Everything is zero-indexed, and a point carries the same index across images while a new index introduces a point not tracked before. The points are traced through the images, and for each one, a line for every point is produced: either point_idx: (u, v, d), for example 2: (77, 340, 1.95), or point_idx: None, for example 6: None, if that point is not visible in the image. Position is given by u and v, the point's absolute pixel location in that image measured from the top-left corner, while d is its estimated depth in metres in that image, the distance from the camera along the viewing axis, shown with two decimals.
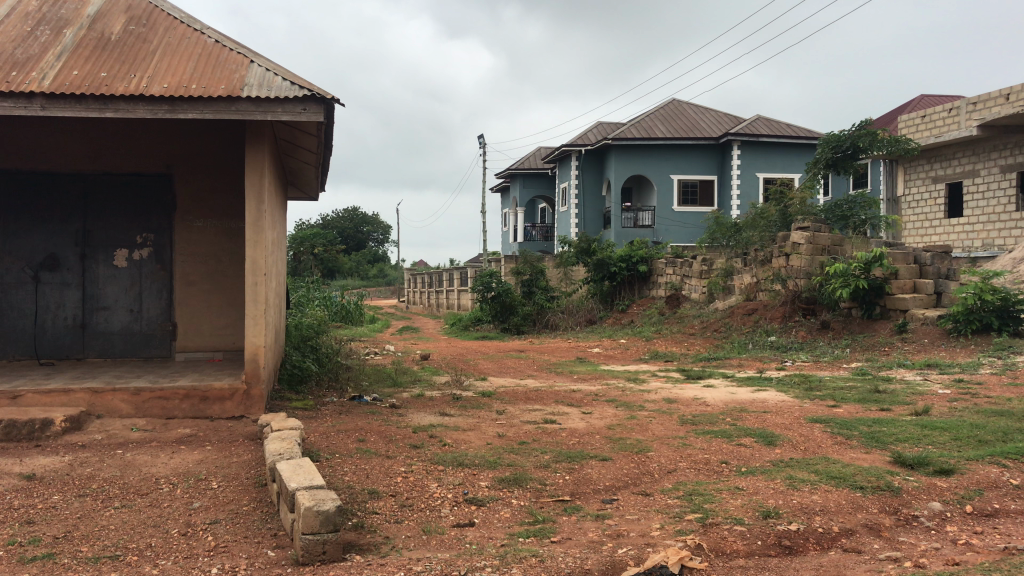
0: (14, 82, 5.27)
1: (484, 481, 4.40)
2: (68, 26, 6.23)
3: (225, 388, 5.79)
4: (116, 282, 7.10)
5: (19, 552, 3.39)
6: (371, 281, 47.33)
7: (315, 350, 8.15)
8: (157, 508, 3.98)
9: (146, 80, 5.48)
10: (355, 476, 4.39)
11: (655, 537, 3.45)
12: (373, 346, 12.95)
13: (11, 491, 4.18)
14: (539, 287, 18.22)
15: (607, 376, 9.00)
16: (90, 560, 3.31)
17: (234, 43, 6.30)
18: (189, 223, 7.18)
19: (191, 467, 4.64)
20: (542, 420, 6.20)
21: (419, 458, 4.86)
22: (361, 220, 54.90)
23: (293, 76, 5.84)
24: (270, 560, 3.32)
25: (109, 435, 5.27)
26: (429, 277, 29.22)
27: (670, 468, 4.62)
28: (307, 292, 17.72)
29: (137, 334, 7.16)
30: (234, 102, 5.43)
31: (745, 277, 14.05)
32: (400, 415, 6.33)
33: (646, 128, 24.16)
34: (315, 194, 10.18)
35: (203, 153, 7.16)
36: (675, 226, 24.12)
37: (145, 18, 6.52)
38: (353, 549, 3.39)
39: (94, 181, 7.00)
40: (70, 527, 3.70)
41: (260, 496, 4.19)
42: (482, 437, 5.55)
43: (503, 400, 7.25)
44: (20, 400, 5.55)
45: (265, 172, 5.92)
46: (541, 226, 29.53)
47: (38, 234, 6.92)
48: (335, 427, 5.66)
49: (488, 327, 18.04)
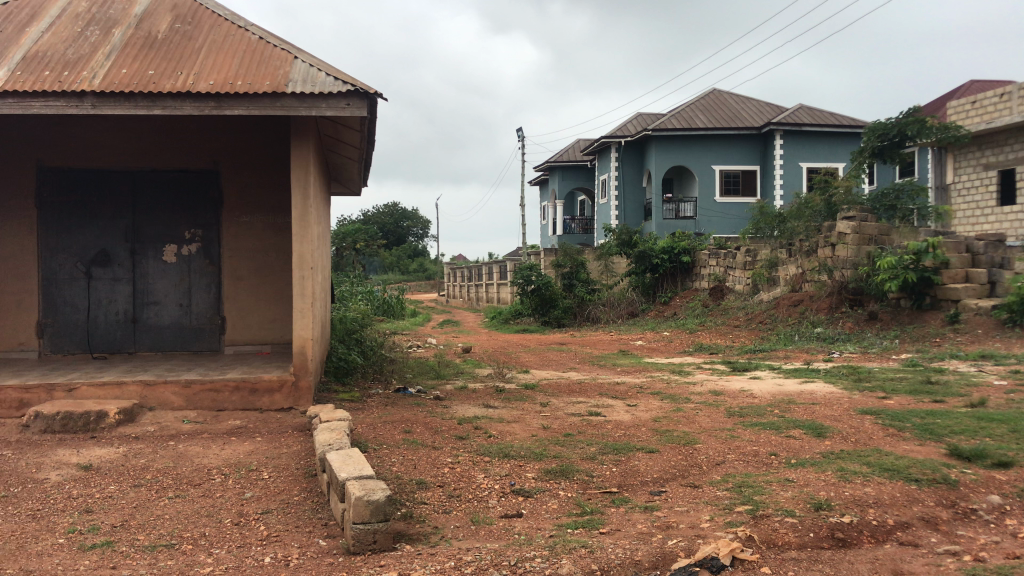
0: (66, 81, 5.40)
1: (530, 472, 4.40)
2: (116, 26, 6.36)
3: (273, 379, 5.86)
4: (166, 278, 7.21)
5: (79, 540, 3.50)
6: (410, 277, 47.90)
7: (358, 343, 8.25)
8: (210, 498, 4.06)
9: (193, 77, 5.56)
10: (403, 467, 4.43)
11: (705, 528, 3.43)
12: (416, 339, 13.06)
13: (69, 481, 4.30)
14: (580, 279, 18.17)
15: (652, 369, 8.94)
16: (147, 548, 3.39)
17: (277, 39, 6.35)
18: (236, 217, 7.27)
19: (242, 458, 4.71)
20: (587, 412, 6.20)
21: (465, 450, 4.87)
22: (400, 215, 55.00)
23: (337, 71, 5.87)
24: (321, 549, 3.37)
25: (162, 426, 5.39)
26: (469, 271, 29.17)
27: (718, 460, 4.57)
28: (350, 287, 17.85)
29: (187, 328, 7.28)
30: (280, 98, 5.49)
31: (790, 268, 13.86)
32: (444, 407, 6.37)
33: (686, 119, 23.84)
34: (357, 189, 10.25)
35: (250, 149, 7.29)
36: (716, 217, 23.90)
37: (190, 16, 6.62)
38: (403, 538, 3.44)
39: (143, 178, 7.13)
40: (127, 517, 3.79)
41: (311, 486, 4.24)
42: (527, 428, 5.55)
43: (546, 392, 7.23)
44: (75, 393, 5.69)
45: (310, 167, 5.98)
46: (580, 219, 29.68)
47: (89, 230, 7.05)
48: (381, 418, 5.70)
49: (529, 320, 18.12)
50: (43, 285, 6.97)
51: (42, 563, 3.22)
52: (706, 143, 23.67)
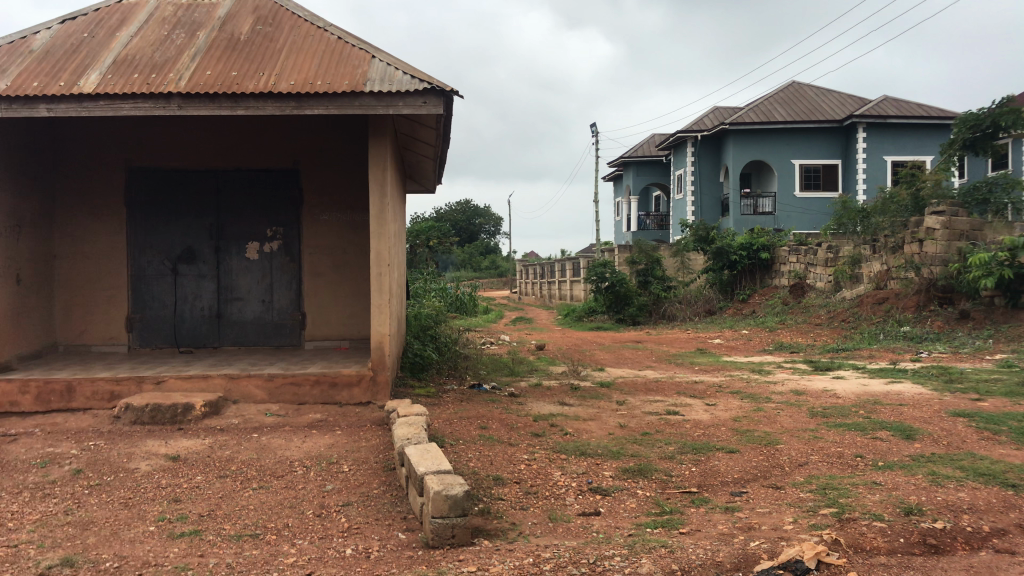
0: (154, 83, 5.58)
1: (607, 471, 4.36)
2: (201, 29, 6.54)
3: (352, 374, 5.94)
4: (248, 274, 7.40)
5: (169, 528, 3.61)
6: (483, 274, 48.13)
7: (434, 339, 8.32)
8: (293, 490, 4.14)
9: (274, 77, 5.68)
10: (480, 462, 4.45)
11: (788, 530, 3.35)
12: (490, 336, 13.11)
13: (158, 471, 4.45)
14: (655, 276, 17.94)
15: (730, 368, 8.79)
16: (233, 538, 3.48)
17: (355, 39, 6.43)
18: (316, 216, 7.40)
19: (322, 451, 4.80)
20: (664, 411, 6.12)
21: (541, 447, 4.86)
22: (472, 213, 55.36)
23: (414, 69, 5.92)
24: (401, 542, 3.41)
25: (245, 419, 5.53)
26: (542, 268, 29.19)
27: (801, 461, 4.46)
28: (424, 284, 18.03)
29: (269, 323, 7.45)
30: (358, 97, 5.56)
31: (874, 265, 13.46)
32: (519, 403, 6.38)
33: (764, 113, 23.36)
34: (432, 186, 10.34)
35: (329, 148, 7.41)
36: (796, 212, 23.40)
37: (271, 18, 6.76)
38: (480, 533, 3.45)
39: (226, 177, 7.34)
40: (213, 506, 3.90)
41: (390, 480, 4.29)
42: (604, 427, 5.51)
43: (623, 391, 7.17)
44: (163, 385, 5.88)
45: (387, 165, 6.04)
46: (655, 215, 29.44)
47: (176, 228, 7.30)
48: (457, 414, 5.73)
49: (603, 318, 18.07)
50: (132, 281, 7.26)
51: (134, 550, 3.34)
52: (785, 137, 23.16)
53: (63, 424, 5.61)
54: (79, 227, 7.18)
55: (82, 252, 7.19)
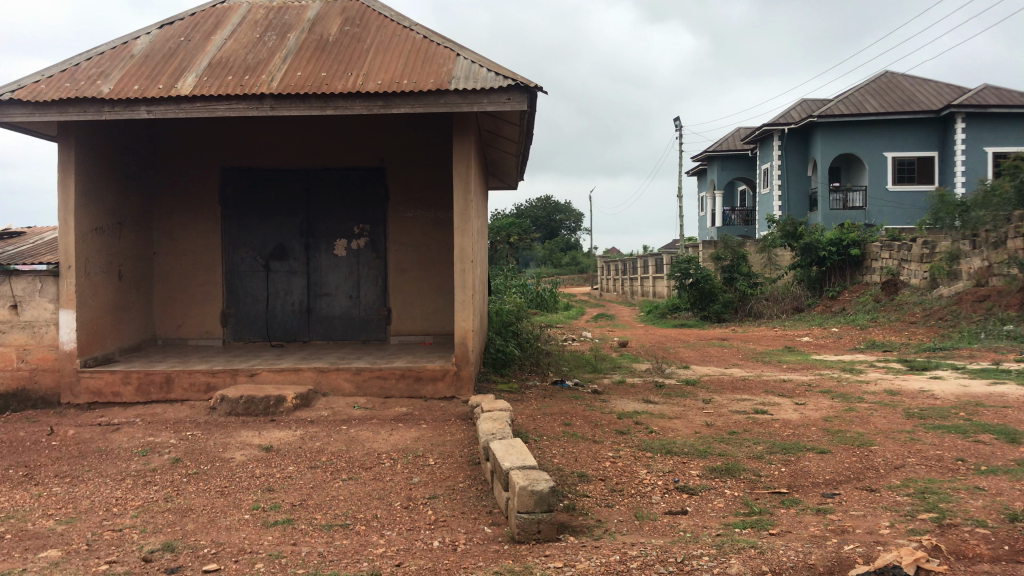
0: (247, 85, 5.76)
1: (694, 469, 4.31)
2: (291, 31, 6.71)
3: (437, 369, 6.01)
4: (337, 270, 7.56)
5: (263, 516, 3.72)
6: (564, 270, 48.05)
7: (516, 335, 8.36)
8: (381, 482, 4.22)
9: (362, 77, 5.78)
10: (565, 459, 4.45)
11: (884, 535, 3.24)
12: (572, 332, 13.10)
13: (253, 461, 4.60)
14: (741, 273, 17.64)
15: (820, 366, 8.56)
16: (324, 527, 3.57)
17: (440, 37, 6.50)
18: (401, 213, 7.50)
19: (409, 444, 4.87)
20: (751, 410, 6.01)
21: (626, 444, 4.82)
22: (553, 208, 55.29)
23: (498, 66, 5.94)
24: (487, 536, 3.44)
25: (334, 411, 5.66)
26: (624, 264, 28.98)
27: (897, 464, 4.31)
28: (506, 280, 18.12)
29: (357, 318, 7.59)
30: (443, 95, 5.62)
31: (974, 261, 12.90)
32: (603, 400, 6.35)
33: (855, 104, 22.64)
34: (514, 183, 10.38)
35: (414, 146, 7.51)
36: (889, 206, 22.70)
37: (359, 19, 6.89)
38: (566, 530, 3.45)
39: (316, 176, 7.52)
40: (305, 496, 4.00)
41: (475, 474, 4.32)
42: (690, 425, 5.45)
43: (708, 389, 7.06)
44: (256, 377, 6.07)
45: (472, 162, 6.08)
46: (740, 210, 29.04)
47: (268, 226, 7.52)
48: (541, 410, 5.75)
49: (687, 315, 17.97)
50: (227, 277, 7.53)
51: (231, 537, 3.45)
52: (877, 129, 22.43)
53: (162, 414, 5.85)
54: (178, 225, 7.50)
55: (181, 249, 7.50)
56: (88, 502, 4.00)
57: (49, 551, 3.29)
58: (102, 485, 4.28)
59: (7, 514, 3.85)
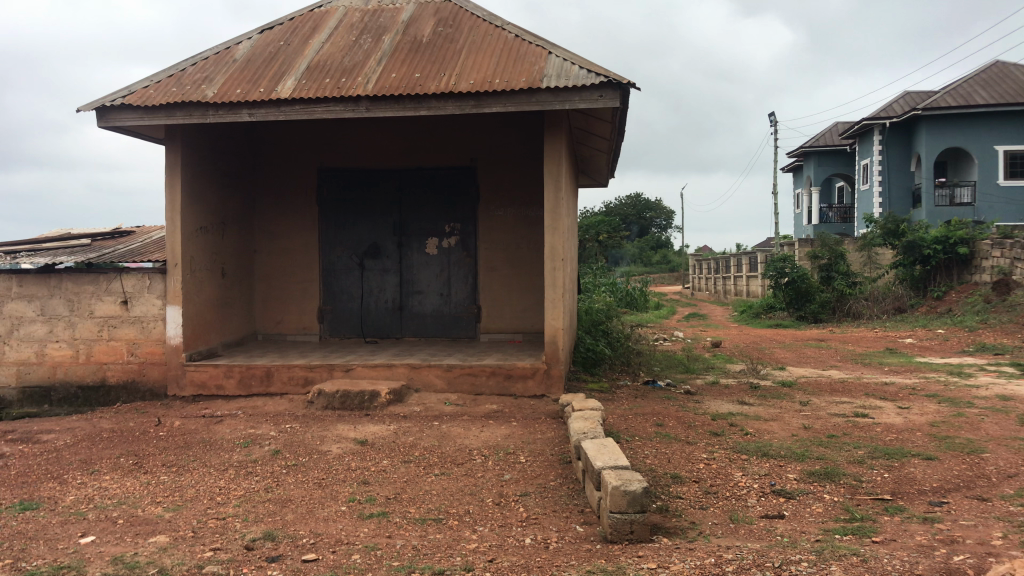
0: (344, 86, 5.90)
1: (792, 473, 4.20)
2: (386, 33, 6.84)
3: (527, 367, 6.01)
4: (428, 269, 7.67)
5: (359, 509, 3.81)
6: (654, 269, 47.50)
7: (607, 334, 8.31)
8: (473, 478, 4.26)
9: (454, 77, 5.85)
10: (657, 460, 4.40)
11: (997, 546, 3.09)
12: (664, 331, 12.95)
13: (349, 454, 4.71)
14: (839, 271, 17.12)
15: (925, 369, 8.22)
16: (418, 521, 3.62)
17: (532, 36, 6.51)
18: (492, 212, 7.55)
19: (500, 441, 4.91)
20: (852, 413, 5.81)
21: (721, 446, 4.74)
22: (643, 206, 54.67)
23: (590, 63, 5.91)
24: (579, 535, 3.43)
25: (426, 407, 5.75)
26: (716, 263, 28.47)
27: (1011, 473, 4.10)
28: (596, 279, 18.04)
29: (448, 316, 7.68)
30: (535, 93, 5.63)
31: None
32: (696, 401, 6.25)
33: (963, 96, 21.63)
34: (605, 181, 10.34)
35: (504, 145, 7.54)
36: (1000, 202, 21.62)
37: (452, 19, 6.97)
38: (659, 531, 3.41)
39: (409, 176, 7.65)
40: (399, 490, 4.08)
41: (566, 473, 4.32)
42: (787, 427, 5.31)
43: (806, 391, 6.87)
44: (351, 373, 6.22)
45: (563, 160, 6.07)
46: (838, 207, 28.31)
47: (362, 225, 7.69)
48: (633, 410, 5.70)
49: (782, 315, 17.54)
50: (323, 275, 7.73)
51: (329, 528, 3.54)
52: (987, 122, 21.32)
53: (262, 407, 6.05)
54: (277, 224, 7.75)
55: (279, 247, 7.75)
56: (194, 491, 4.17)
57: (158, 537, 3.44)
58: (207, 475, 4.45)
59: (119, 500, 4.04)
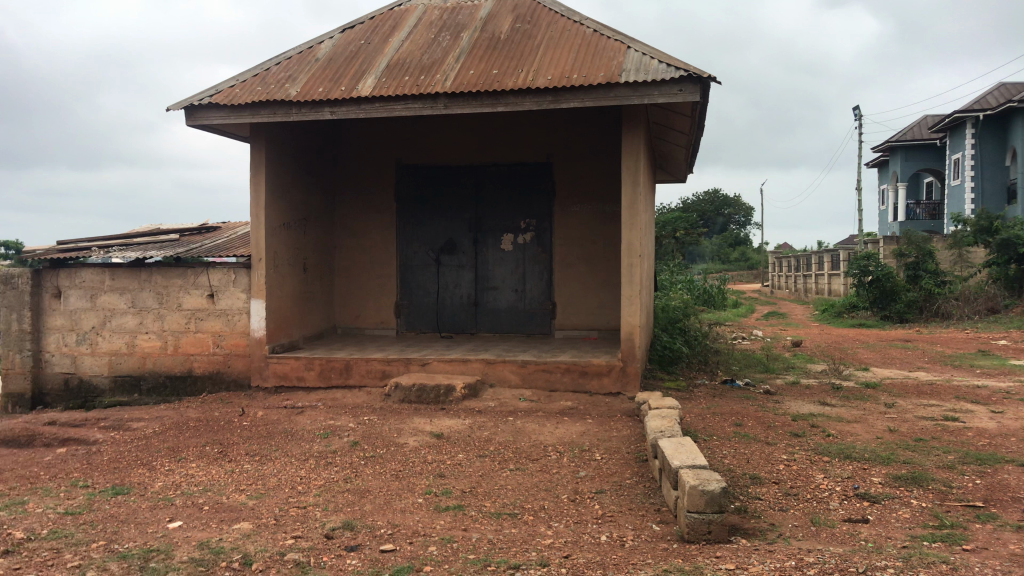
0: (423, 84, 5.96)
1: (877, 477, 4.07)
2: (464, 30, 6.89)
3: (602, 364, 5.97)
4: (504, 265, 7.70)
5: (435, 501, 3.85)
6: (732, 266, 46.68)
7: (683, 332, 8.20)
8: (547, 474, 4.26)
9: (532, 73, 5.85)
10: (736, 460, 4.33)
11: None
12: (742, 329, 12.73)
13: (424, 447, 4.76)
14: (927, 270, 16.47)
15: (1021, 372, 7.87)
16: (493, 515, 3.64)
17: (611, 31, 6.46)
18: (568, 208, 7.54)
19: (575, 438, 4.89)
20: (941, 417, 5.60)
21: (801, 448, 4.63)
22: (721, 202, 53.66)
23: (670, 57, 5.83)
24: (655, 534, 3.39)
25: (501, 402, 5.78)
26: (796, 261, 27.80)
27: None
28: (671, 276, 17.82)
29: (522, 312, 7.69)
30: (614, 88, 5.58)
31: None
32: (776, 402, 6.11)
33: None
34: (683, 176, 10.21)
35: (580, 141, 7.51)
36: None
37: (530, 15, 6.97)
38: (737, 532, 3.34)
39: (485, 173, 7.70)
40: (475, 483, 4.11)
41: (642, 471, 4.28)
42: (871, 430, 5.15)
43: (891, 393, 6.65)
44: (428, 367, 6.29)
45: (640, 155, 6.01)
46: (926, 203, 27.53)
47: (439, 221, 7.78)
48: (710, 409, 5.62)
49: (866, 314, 17.00)
50: (400, 270, 7.85)
51: (405, 519, 3.59)
52: None
53: (341, 399, 6.17)
54: (356, 220, 7.90)
55: (358, 242, 7.90)
56: (276, 480, 4.28)
57: (242, 524, 3.54)
58: (288, 464, 4.56)
59: (204, 487, 4.18)
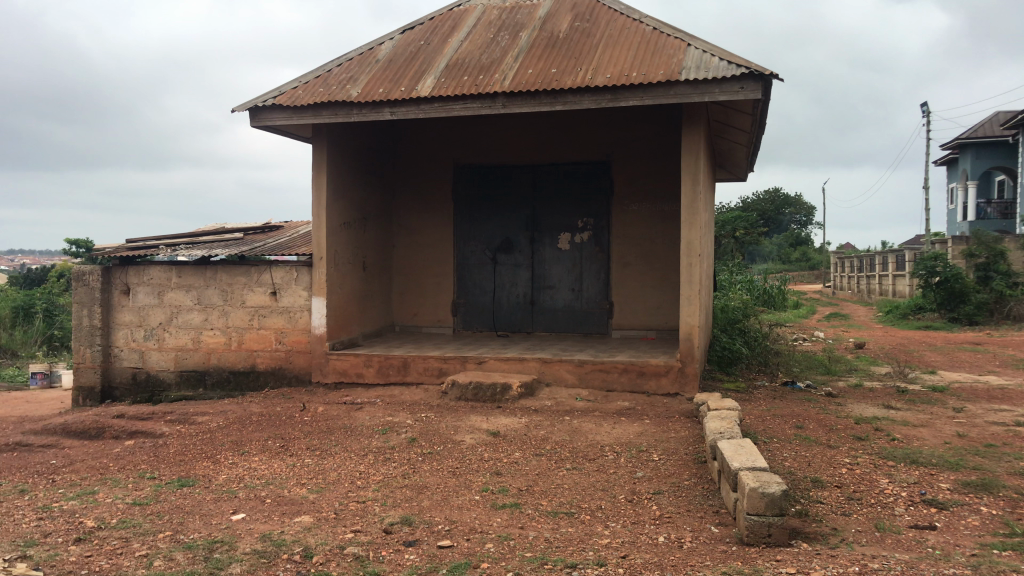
0: (481, 83, 5.99)
1: (944, 482, 3.97)
2: (523, 29, 6.90)
3: (660, 365, 5.92)
4: (560, 264, 7.69)
5: (492, 499, 3.87)
6: (793, 266, 45.85)
7: (743, 333, 8.09)
8: (604, 474, 4.25)
9: (591, 72, 5.83)
10: (797, 462, 4.26)
11: None
12: (803, 330, 12.50)
13: (481, 444, 4.79)
14: (998, 270, 15.92)
15: None
16: (549, 514, 3.65)
17: (671, 28, 6.41)
18: (625, 206, 7.50)
19: (632, 438, 4.87)
20: (1013, 422, 5.43)
21: (865, 451, 4.53)
22: (782, 201, 52.70)
23: (731, 54, 5.75)
24: (714, 536, 3.36)
25: (557, 401, 5.78)
26: (860, 261, 27.18)
27: None
28: (731, 275, 17.58)
29: (579, 311, 7.67)
30: (673, 86, 5.54)
31: None
32: (838, 404, 6.00)
33: None
34: (743, 175, 10.07)
35: (638, 139, 7.46)
36: None
37: (589, 14, 6.95)
38: (798, 536, 3.29)
39: (542, 172, 7.71)
40: (531, 482, 4.12)
41: (701, 473, 4.24)
42: (938, 434, 5.02)
43: (960, 397, 6.47)
44: (484, 365, 6.32)
45: (700, 153, 5.94)
46: (998, 203, 26.65)
47: (496, 220, 7.81)
48: (770, 411, 5.53)
49: (933, 316, 16.53)
50: (457, 268, 7.91)
51: (462, 516, 3.62)
52: None
53: (399, 396, 6.25)
54: (414, 219, 7.98)
55: (416, 241, 7.98)
56: (335, 474, 4.35)
57: (302, 517, 3.61)
58: (347, 459, 4.64)
59: (267, 480, 4.27)
